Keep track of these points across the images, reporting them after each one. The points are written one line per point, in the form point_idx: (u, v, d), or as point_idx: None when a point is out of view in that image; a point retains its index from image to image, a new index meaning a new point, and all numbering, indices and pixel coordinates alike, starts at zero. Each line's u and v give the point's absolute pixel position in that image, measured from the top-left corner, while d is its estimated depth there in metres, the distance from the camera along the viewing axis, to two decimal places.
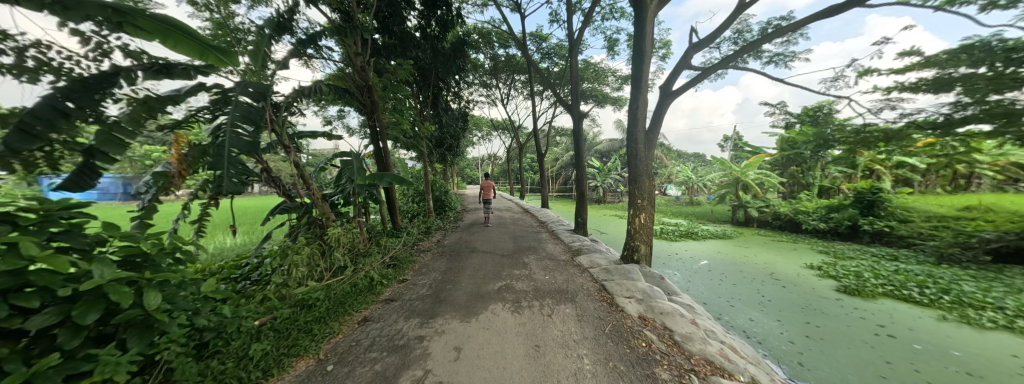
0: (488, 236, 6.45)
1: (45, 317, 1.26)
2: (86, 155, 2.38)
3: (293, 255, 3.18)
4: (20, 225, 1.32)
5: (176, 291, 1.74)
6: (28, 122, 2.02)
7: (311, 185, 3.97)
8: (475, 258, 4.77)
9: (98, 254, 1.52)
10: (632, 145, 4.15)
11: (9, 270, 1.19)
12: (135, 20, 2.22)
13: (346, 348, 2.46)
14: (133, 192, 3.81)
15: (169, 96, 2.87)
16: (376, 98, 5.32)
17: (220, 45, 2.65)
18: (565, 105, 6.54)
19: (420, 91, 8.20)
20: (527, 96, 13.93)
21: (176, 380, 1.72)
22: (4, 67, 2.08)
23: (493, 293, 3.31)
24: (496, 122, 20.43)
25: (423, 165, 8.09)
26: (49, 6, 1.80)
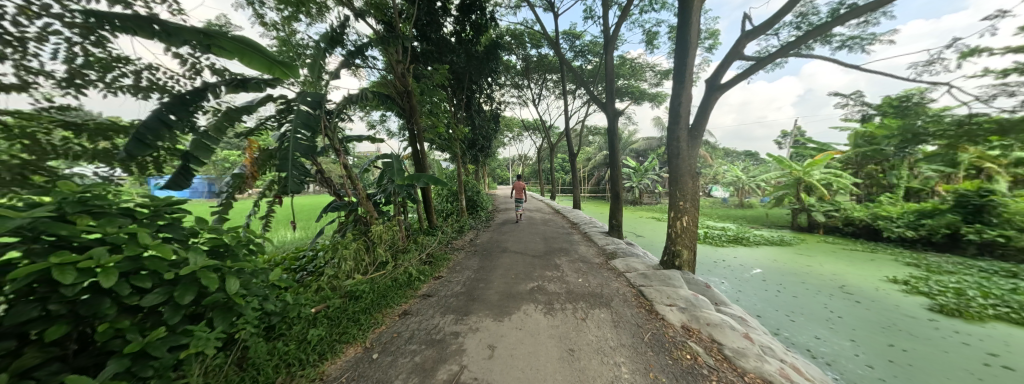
0: (519, 236, 6.47)
1: (155, 296, 1.51)
2: (185, 160, 2.83)
3: (342, 250, 3.48)
4: (138, 218, 1.60)
5: (250, 279, 1.99)
6: (144, 133, 2.44)
7: (358, 186, 4.30)
8: (507, 258, 4.81)
9: (192, 243, 1.79)
10: (674, 144, 3.90)
11: (130, 255, 1.45)
12: (220, 42, 2.59)
13: (389, 338, 2.63)
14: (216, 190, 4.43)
15: (245, 107, 3.29)
16: (414, 103, 5.61)
17: (284, 60, 2.99)
18: (600, 103, 6.34)
19: (454, 94, 8.47)
20: (559, 96, 13.75)
21: (251, 356, 1.98)
22: (126, 87, 2.55)
23: (525, 293, 3.33)
24: (527, 123, 20.47)
25: (457, 166, 8.35)
26: (158, 35, 2.19)
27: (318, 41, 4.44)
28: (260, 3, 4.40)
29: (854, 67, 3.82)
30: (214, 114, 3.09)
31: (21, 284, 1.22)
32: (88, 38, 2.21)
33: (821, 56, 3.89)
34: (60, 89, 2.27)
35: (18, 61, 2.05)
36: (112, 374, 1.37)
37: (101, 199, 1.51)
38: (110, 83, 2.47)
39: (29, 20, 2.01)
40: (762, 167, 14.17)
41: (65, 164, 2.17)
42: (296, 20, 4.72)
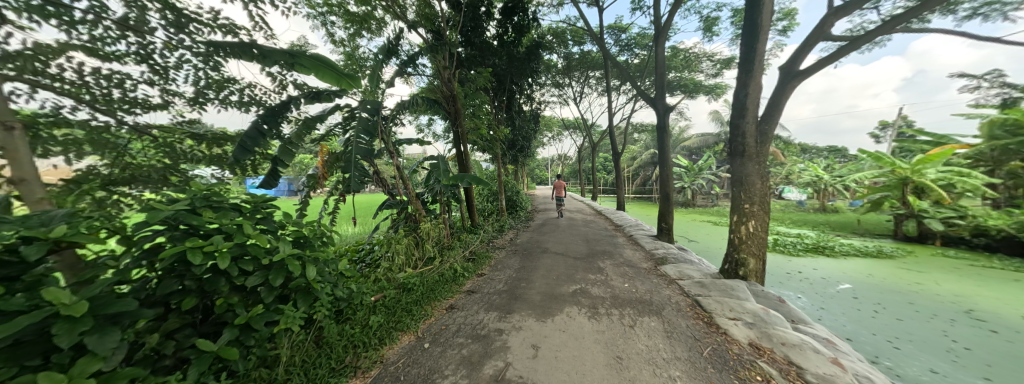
0: (559, 237, 6.36)
1: (256, 278, 1.81)
2: (273, 163, 3.34)
3: (395, 244, 3.79)
4: (243, 212, 1.93)
5: (324, 267, 2.27)
6: (246, 142, 2.94)
7: (409, 186, 4.64)
8: (548, 259, 4.76)
9: (281, 234, 2.11)
10: (738, 140, 3.52)
11: (239, 243, 1.75)
12: (301, 60, 2.99)
13: (438, 330, 2.79)
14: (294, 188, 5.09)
15: (319, 116, 3.76)
16: (459, 106, 5.84)
17: (349, 73, 3.34)
18: (648, 98, 5.96)
19: (496, 96, 8.65)
20: (602, 93, 13.25)
21: (324, 335, 2.26)
22: (233, 103, 3.09)
23: (568, 295, 3.28)
24: (568, 122, 20.10)
25: (497, 166, 8.50)
26: (256, 57, 2.61)
27: (376, 53, 4.87)
28: (330, 23, 4.99)
29: (988, 40, 3.07)
30: (295, 123, 3.57)
31: (167, 263, 1.55)
32: (206, 63, 2.71)
33: (940, 29, 3.19)
34: (188, 106, 2.83)
35: (162, 86, 2.61)
36: (227, 340, 1.67)
37: (219, 196, 1.86)
38: (223, 100, 3.01)
39: (168, 52, 2.53)
40: (850, 165, 12.05)
41: (190, 166, 2.68)
42: (359, 36, 5.25)
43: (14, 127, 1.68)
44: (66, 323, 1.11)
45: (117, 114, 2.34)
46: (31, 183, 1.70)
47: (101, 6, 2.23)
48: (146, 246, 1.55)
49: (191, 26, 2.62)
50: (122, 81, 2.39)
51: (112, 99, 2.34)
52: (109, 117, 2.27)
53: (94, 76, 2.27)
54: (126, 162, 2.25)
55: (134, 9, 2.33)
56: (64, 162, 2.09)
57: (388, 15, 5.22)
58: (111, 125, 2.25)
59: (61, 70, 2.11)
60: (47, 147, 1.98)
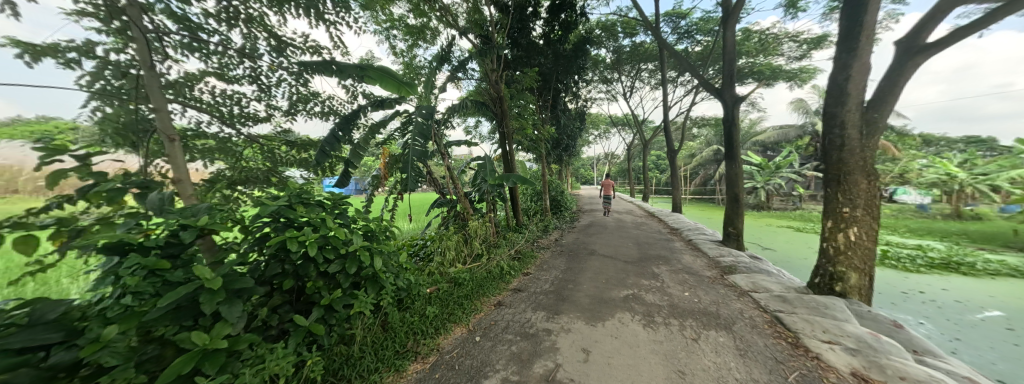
0: (607, 239, 6.09)
1: (336, 266, 2.08)
2: (346, 165, 3.78)
3: (446, 241, 4.01)
4: (325, 208, 2.22)
5: (388, 259, 2.50)
6: (326, 147, 3.37)
7: (458, 185, 4.88)
8: (596, 262, 4.59)
9: (355, 228, 2.39)
10: (834, 133, 2.99)
11: (323, 234, 2.03)
12: (370, 72, 3.34)
13: (488, 325, 2.88)
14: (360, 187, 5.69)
15: (382, 122, 4.15)
16: (505, 107, 5.96)
17: (407, 80, 3.64)
18: (712, 89, 5.40)
19: (541, 95, 8.62)
20: (656, 87, 12.35)
21: (389, 321, 2.50)
22: (316, 113, 3.57)
23: (619, 300, 3.12)
24: (616, 119, 19.16)
25: (542, 166, 8.46)
26: (333, 71, 2.99)
27: (431, 61, 5.22)
28: (392, 37, 5.47)
29: None
30: (363, 129, 3.99)
31: (272, 249, 1.86)
32: (297, 80, 3.18)
33: None
34: (284, 118, 3.35)
35: (266, 101, 3.13)
36: (314, 319, 1.95)
37: (308, 194, 2.18)
38: (309, 111, 3.51)
39: (271, 73, 3.03)
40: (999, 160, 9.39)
41: (285, 169, 3.16)
42: (416, 47, 5.66)
43: (174, 139, 2.19)
44: (207, 294, 1.41)
45: (235, 126, 2.88)
46: (184, 183, 2.20)
47: (227, 39, 2.76)
48: (258, 234, 1.89)
49: (287, 50, 3.10)
50: (239, 99, 2.93)
51: (232, 114, 2.89)
52: (230, 129, 2.80)
53: (222, 96, 2.82)
54: (239, 165, 2.73)
55: (249, 40, 2.85)
56: (202, 165, 2.67)
57: (442, 24, 5.55)
58: (232, 136, 2.78)
59: (201, 93, 2.67)
60: (193, 155, 2.53)
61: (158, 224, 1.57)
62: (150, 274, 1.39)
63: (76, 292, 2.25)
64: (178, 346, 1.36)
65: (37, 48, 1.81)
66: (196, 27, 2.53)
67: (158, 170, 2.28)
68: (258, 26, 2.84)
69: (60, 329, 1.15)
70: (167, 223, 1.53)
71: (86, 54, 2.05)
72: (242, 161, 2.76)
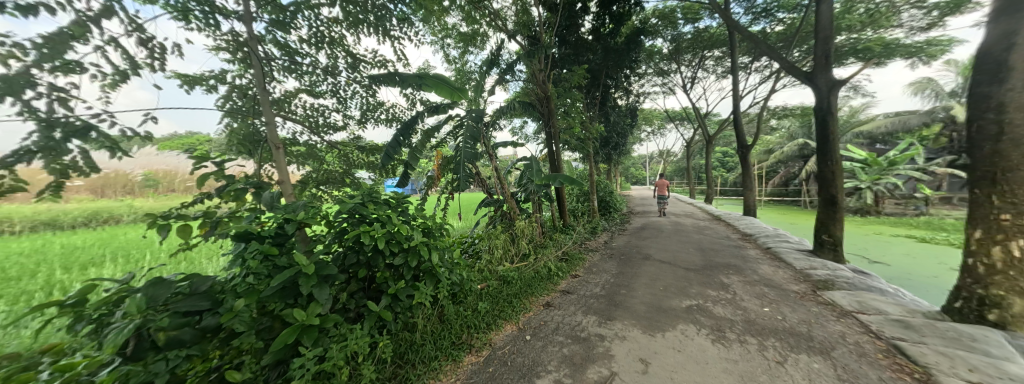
0: (664, 244, 5.64)
1: (401, 259, 2.27)
2: (405, 166, 4.12)
3: (494, 239, 4.12)
4: (391, 206, 2.44)
5: (443, 255, 2.66)
6: (390, 151, 3.78)
7: (506, 185, 4.99)
8: (651, 267, 4.29)
9: (416, 224, 2.58)
10: (987, 118, 2.36)
11: (390, 230, 2.23)
12: (427, 79, 3.59)
13: (538, 324, 2.89)
14: (416, 187, 6.14)
15: (436, 126, 4.43)
16: (552, 107, 5.90)
17: (458, 85, 3.83)
18: (796, 74, 4.67)
19: (589, 93, 8.34)
20: (722, 76, 11.09)
21: (445, 313, 2.65)
22: (382, 120, 3.96)
23: (680, 311, 2.86)
24: (673, 113, 17.67)
25: (590, 165, 8.16)
26: (396, 80, 3.28)
27: (481, 66, 5.41)
28: (446, 46, 5.81)
29: None
30: (420, 133, 4.31)
31: (350, 242, 2.11)
32: (367, 92, 3.56)
33: None
34: (356, 125, 3.78)
35: (343, 112, 3.57)
36: (383, 306, 2.15)
37: (378, 193, 2.41)
38: (376, 119, 3.90)
39: (347, 87, 3.44)
40: None
41: (356, 171, 3.55)
42: (466, 53, 5.92)
43: (279, 147, 2.62)
44: (303, 277, 1.66)
45: (319, 134, 3.33)
46: (285, 184, 2.64)
47: (316, 60, 3.22)
48: (339, 228, 2.16)
49: (360, 65, 3.48)
50: (324, 111, 3.39)
51: (317, 125, 3.34)
52: (316, 137, 3.25)
53: (311, 109, 3.30)
54: (321, 168, 3.14)
55: (331, 60, 3.27)
56: (295, 168, 3.15)
57: (491, 29, 5.70)
58: (317, 143, 3.22)
59: (295, 107, 3.15)
60: (291, 159, 3.01)
61: (270, 217, 1.90)
62: (265, 258, 1.68)
63: (219, 269, 2.87)
64: (283, 320, 1.62)
65: (191, 79, 2.33)
66: (293, 52, 2.99)
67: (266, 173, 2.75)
68: (339, 47, 3.25)
69: (208, 299, 1.46)
70: (276, 216, 1.84)
71: (221, 81, 2.57)
72: (323, 164, 3.16)
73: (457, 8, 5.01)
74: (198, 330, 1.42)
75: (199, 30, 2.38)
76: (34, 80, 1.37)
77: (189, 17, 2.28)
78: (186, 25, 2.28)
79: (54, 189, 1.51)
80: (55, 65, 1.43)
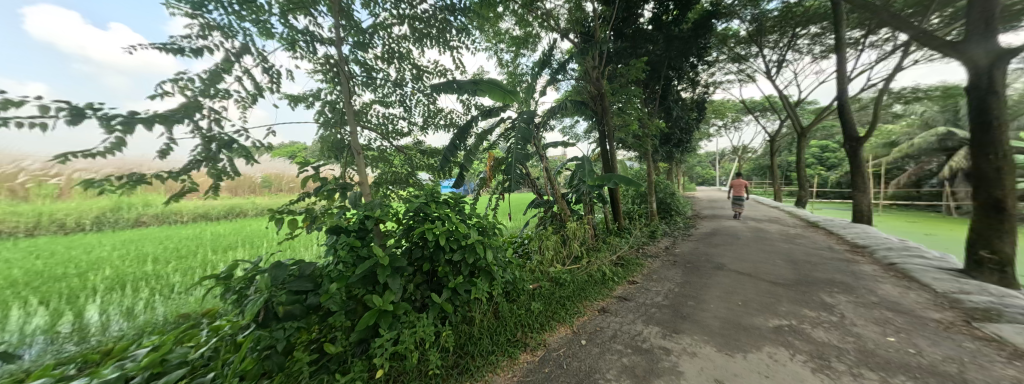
0: (741, 252, 4.96)
1: (460, 255, 2.39)
2: (461, 168, 4.34)
3: (545, 240, 4.08)
4: (450, 205, 2.58)
5: (497, 253, 2.72)
6: (447, 154, 4.07)
7: (556, 186, 4.94)
8: (726, 278, 3.81)
9: (473, 223, 2.68)
10: None
11: (450, 227, 2.36)
12: (482, 85, 3.75)
13: (593, 330, 2.79)
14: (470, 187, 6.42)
15: (489, 128, 4.57)
16: (607, 104, 5.64)
17: (511, 89, 3.91)
18: (935, 47, 3.72)
19: (649, 86, 7.78)
20: (820, 56, 9.34)
21: (499, 310, 2.71)
22: (441, 126, 4.24)
23: (767, 331, 2.48)
24: (751, 103, 15.48)
25: (649, 164, 7.60)
26: (454, 88, 3.48)
27: (533, 67, 5.44)
28: (499, 50, 5.96)
29: None
30: (474, 136, 4.50)
31: (416, 237, 2.29)
32: (429, 100, 3.84)
33: None
34: (419, 131, 4.10)
35: (409, 119, 3.91)
36: (444, 300, 2.29)
37: (439, 193, 2.57)
38: (436, 125, 4.18)
39: (412, 97, 3.76)
40: None
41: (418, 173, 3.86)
42: (518, 56, 6.00)
43: (360, 152, 2.98)
44: (380, 268, 1.86)
45: (389, 139, 3.70)
46: (364, 185, 2.99)
47: (388, 74, 3.58)
48: (407, 224, 2.35)
49: (423, 76, 3.78)
50: (393, 119, 3.76)
51: (387, 131, 3.71)
52: (386, 143, 3.61)
53: (384, 118, 3.68)
54: (389, 169, 3.44)
55: (401, 73, 3.61)
56: (370, 171, 3.55)
57: (544, 30, 5.68)
58: (388, 148, 3.59)
59: (371, 117, 3.55)
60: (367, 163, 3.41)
61: (354, 214, 2.16)
62: (350, 249, 1.92)
63: (319, 255, 3.41)
64: (364, 304, 1.84)
65: (296, 98, 2.79)
66: (370, 68, 3.37)
67: (349, 176, 3.16)
68: (407, 61, 3.58)
69: (311, 281, 1.74)
70: (359, 213, 2.10)
71: (317, 98, 3.03)
72: (391, 166, 3.47)
73: (510, 13, 5.14)
74: (304, 307, 1.70)
75: (303, 57, 2.84)
76: (201, 106, 1.79)
77: (296, 47, 2.73)
78: (293, 54, 2.74)
79: (212, 189, 1.96)
80: (213, 93, 1.84)
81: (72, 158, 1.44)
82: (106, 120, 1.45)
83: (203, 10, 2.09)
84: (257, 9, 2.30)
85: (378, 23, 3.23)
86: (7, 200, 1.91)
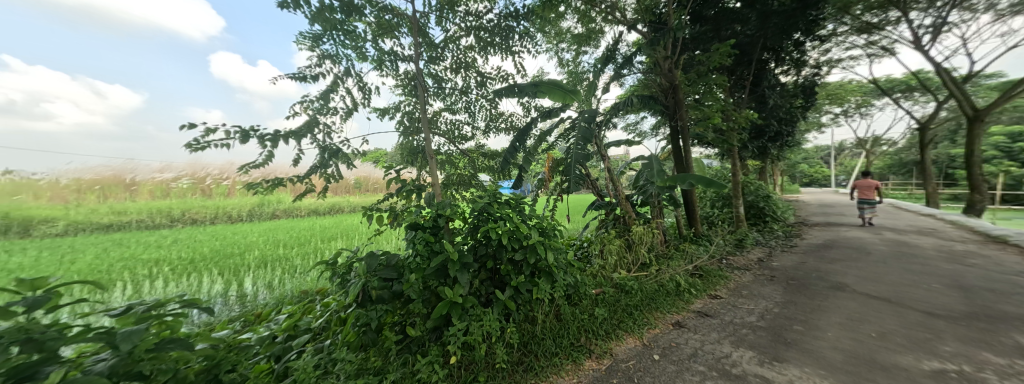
0: (870, 272, 3.94)
1: (524, 256, 2.40)
2: (521, 170, 4.41)
3: (608, 244, 3.85)
4: (511, 206, 2.61)
5: (558, 255, 2.67)
6: (507, 156, 4.17)
7: (619, 187, 4.66)
8: (847, 302, 3.08)
9: (534, 223, 2.66)
10: None
11: (511, 227, 2.39)
12: (543, 87, 3.77)
13: (668, 345, 2.54)
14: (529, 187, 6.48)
15: (548, 129, 4.55)
16: (681, 96, 5.09)
17: (572, 88, 3.83)
18: None
19: (737, 73, 6.76)
20: (1006, 12, 6.87)
21: (561, 312, 2.65)
22: (502, 129, 4.38)
23: (919, 375, 1.90)
24: (885, 83, 12.22)
25: (734, 162, 6.61)
26: (517, 92, 3.56)
27: (596, 64, 5.23)
28: (560, 50, 5.89)
29: None
30: (535, 138, 4.53)
31: (479, 237, 2.38)
32: (492, 105, 4.00)
33: None
34: (483, 135, 4.30)
35: (473, 124, 4.13)
36: (507, 298, 2.35)
37: (500, 194, 2.63)
38: (498, 128, 4.33)
39: (477, 102, 3.96)
40: None
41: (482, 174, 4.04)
42: (580, 54, 5.83)
43: (432, 156, 3.26)
44: (450, 263, 1.98)
45: (455, 144, 3.96)
46: (436, 186, 3.25)
47: (456, 83, 3.84)
48: (471, 223, 2.45)
49: (487, 82, 3.95)
50: (459, 125, 4.02)
51: (453, 136, 3.98)
52: (452, 146, 3.88)
53: (452, 124, 3.97)
54: (454, 172, 3.65)
55: (467, 82, 3.84)
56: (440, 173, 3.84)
57: (608, 23, 5.41)
58: (455, 152, 3.85)
59: (441, 124, 3.85)
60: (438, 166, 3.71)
61: (427, 212, 2.35)
62: (425, 244, 2.09)
63: (399, 248, 3.85)
64: (438, 295, 2.00)
65: (382, 111, 3.20)
66: (441, 79, 3.66)
67: (423, 178, 3.48)
68: (473, 69, 3.78)
69: (396, 271, 1.96)
70: (431, 211, 2.28)
71: (398, 109, 3.42)
72: (456, 168, 3.70)
73: (572, 10, 5.00)
74: (391, 293, 1.92)
75: (388, 75, 3.24)
76: (319, 122, 2.18)
77: (382, 66, 3.13)
78: (381, 73, 3.14)
79: (324, 190, 2.38)
80: (327, 112, 2.24)
81: (248, 169, 2.02)
82: (261, 138, 1.87)
83: (318, 43, 2.54)
84: (356, 37, 2.71)
85: (449, 37, 3.50)
86: (202, 197, 2.67)
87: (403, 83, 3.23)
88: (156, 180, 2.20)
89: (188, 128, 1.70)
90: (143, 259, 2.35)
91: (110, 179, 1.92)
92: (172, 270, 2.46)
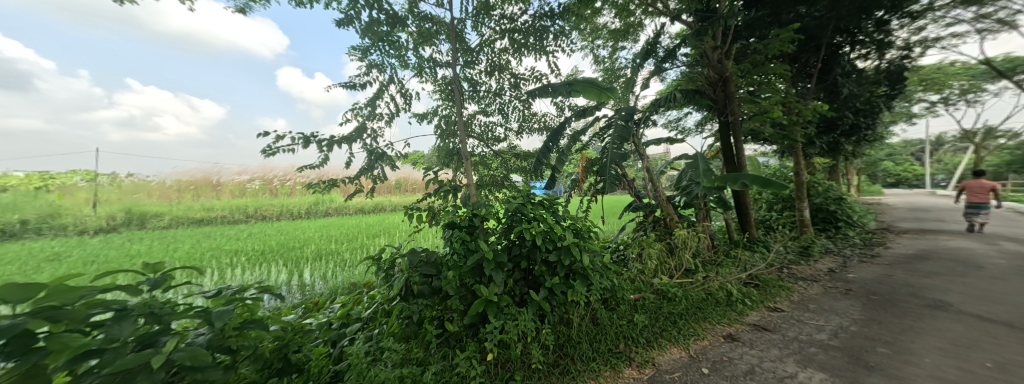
0: (979, 290, 3.29)
1: (558, 257, 2.37)
2: (554, 170, 4.35)
3: (648, 247, 3.65)
4: (545, 206, 2.59)
5: (593, 257, 2.59)
6: (540, 157, 4.14)
7: (660, 187, 4.41)
8: (947, 324, 2.60)
9: (568, 224, 2.61)
10: None
11: (545, 228, 2.37)
12: (578, 85, 3.70)
13: (719, 359, 2.34)
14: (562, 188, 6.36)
15: (584, 128, 4.44)
16: (732, 89, 4.68)
17: (608, 86, 3.71)
18: None
19: (800, 60, 6.04)
20: None
21: (598, 316, 2.56)
22: (536, 129, 4.36)
23: None
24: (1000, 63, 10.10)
25: (796, 160, 5.92)
26: (551, 92, 3.53)
27: (634, 59, 4.99)
28: (596, 47, 5.72)
29: None
30: (569, 137, 4.45)
31: (513, 237, 2.39)
32: (525, 106, 4.01)
33: None
34: (516, 136, 4.33)
35: (507, 126, 4.17)
36: (541, 299, 2.33)
37: (533, 194, 2.62)
38: (532, 129, 4.32)
39: (511, 104, 3.99)
40: None
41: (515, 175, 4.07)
42: (617, 49, 5.62)
43: (467, 158, 3.35)
44: (487, 262, 2.02)
45: (488, 145, 4.03)
46: (471, 186, 3.33)
47: (490, 86, 3.90)
48: (504, 223, 2.47)
49: (521, 83, 3.96)
50: (493, 127, 4.09)
51: (487, 138, 4.06)
52: (486, 148, 3.95)
53: (487, 126, 4.05)
54: (488, 173, 3.72)
55: (501, 84, 3.89)
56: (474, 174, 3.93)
57: (648, 16, 5.15)
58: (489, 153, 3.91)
59: (476, 126, 3.95)
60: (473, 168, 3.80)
61: (463, 212, 2.41)
62: (462, 243, 2.15)
63: (435, 246, 4.00)
64: (475, 292, 2.05)
65: (422, 115, 3.36)
66: (476, 83, 3.74)
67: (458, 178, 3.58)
68: (507, 72, 3.82)
69: (435, 267, 2.04)
70: (467, 211, 2.34)
71: (436, 113, 3.56)
72: (489, 169, 3.77)
73: (610, 5, 4.84)
74: (431, 289, 2.00)
75: (427, 80, 3.39)
76: (367, 128, 2.35)
77: (423, 73, 3.29)
78: (421, 79, 3.31)
79: (370, 190, 2.55)
80: (374, 118, 2.41)
81: (306, 170, 2.23)
82: (319, 143, 2.06)
83: (366, 54, 2.74)
84: (399, 46, 2.87)
85: (484, 41, 3.57)
86: (270, 196, 3.00)
87: (440, 88, 3.37)
88: (236, 182, 2.50)
89: (262, 135, 1.93)
90: (226, 249, 2.71)
91: (201, 180, 2.19)
92: (246, 260, 2.80)
